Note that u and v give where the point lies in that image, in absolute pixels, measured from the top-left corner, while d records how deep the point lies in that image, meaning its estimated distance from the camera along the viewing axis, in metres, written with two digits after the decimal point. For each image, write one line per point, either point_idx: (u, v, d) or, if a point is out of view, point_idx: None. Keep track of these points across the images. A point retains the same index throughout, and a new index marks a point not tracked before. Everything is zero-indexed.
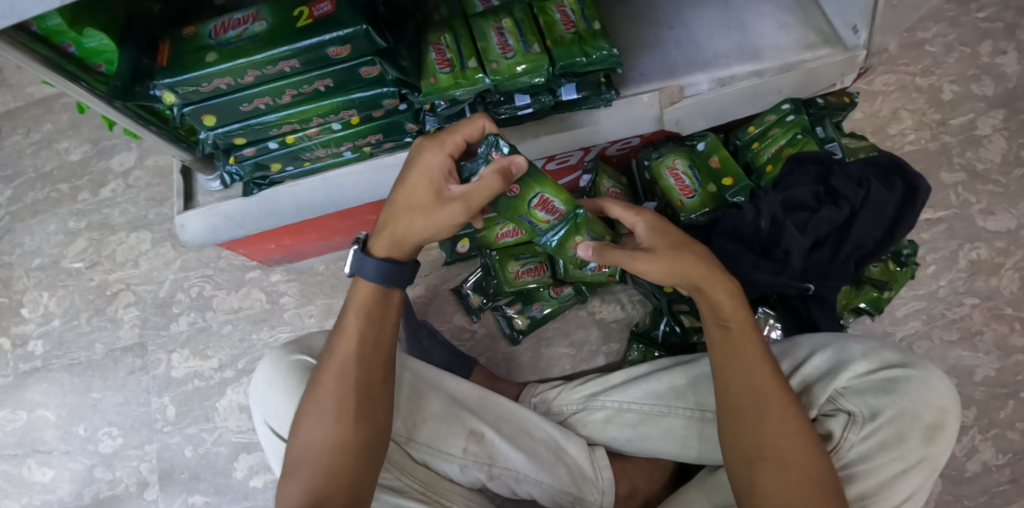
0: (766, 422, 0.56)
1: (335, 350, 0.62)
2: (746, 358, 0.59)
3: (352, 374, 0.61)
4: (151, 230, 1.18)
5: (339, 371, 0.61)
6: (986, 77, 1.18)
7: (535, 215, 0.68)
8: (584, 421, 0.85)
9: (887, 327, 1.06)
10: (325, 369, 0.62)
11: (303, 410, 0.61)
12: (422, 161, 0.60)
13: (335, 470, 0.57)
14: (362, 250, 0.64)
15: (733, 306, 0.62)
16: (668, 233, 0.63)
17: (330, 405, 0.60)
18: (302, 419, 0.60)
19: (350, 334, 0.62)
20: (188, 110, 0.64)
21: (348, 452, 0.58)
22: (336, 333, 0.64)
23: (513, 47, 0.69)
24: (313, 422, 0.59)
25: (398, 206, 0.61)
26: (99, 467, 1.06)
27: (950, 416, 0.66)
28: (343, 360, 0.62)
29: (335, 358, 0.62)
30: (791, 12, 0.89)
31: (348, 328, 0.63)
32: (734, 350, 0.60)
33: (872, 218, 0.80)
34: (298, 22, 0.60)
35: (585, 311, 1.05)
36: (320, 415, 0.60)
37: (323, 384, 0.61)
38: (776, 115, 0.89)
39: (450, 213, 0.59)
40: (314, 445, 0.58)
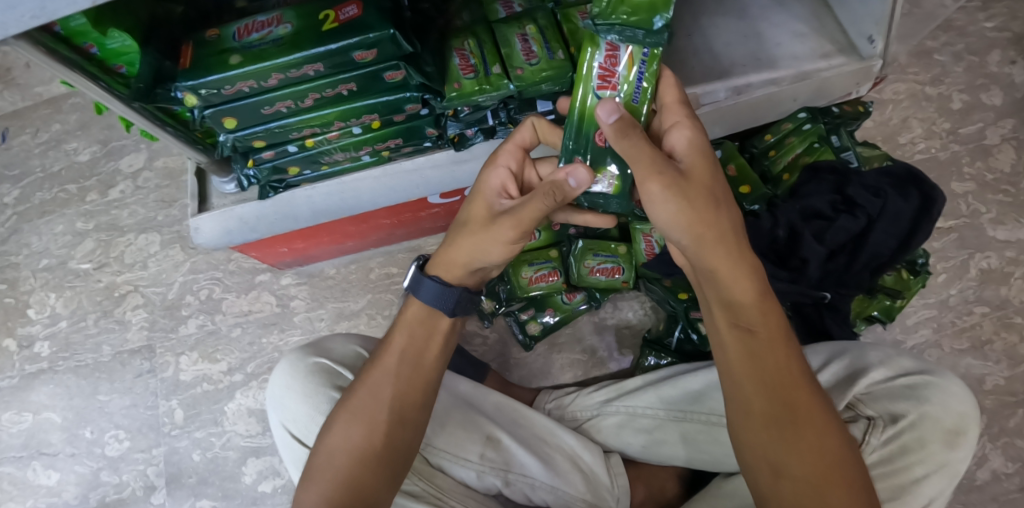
0: (794, 450, 0.50)
1: (376, 361, 0.63)
2: (759, 367, 0.53)
3: (388, 388, 0.61)
4: (160, 232, 1.18)
5: (376, 382, 0.61)
6: (995, 87, 1.18)
7: (628, 79, 0.56)
8: (599, 427, 0.85)
9: (898, 335, 1.06)
10: (363, 379, 0.62)
11: (335, 411, 0.61)
12: (486, 187, 0.62)
13: (350, 478, 0.56)
14: (420, 269, 0.65)
15: (743, 300, 0.54)
16: (707, 160, 0.54)
17: (360, 414, 0.60)
18: (332, 420, 0.60)
19: (393, 347, 0.62)
20: (209, 112, 0.64)
21: (368, 463, 0.57)
22: (381, 347, 0.64)
23: (537, 53, 0.69)
24: (340, 428, 0.59)
25: (460, 230, 0.62)
26: (105, 471, 1.05)
27: (971, 422, 0.66)
28: (384, 371, 0.62)
29: (374, 370, 0.62)
30: (806, 21, 0.89)
31: (392, 343, 0.63)
32: (754, 360, 0.53)
33: (888, 228, 0.79)
34: (323, 25, 0.60)
35: (597, 317, 1.05)
36: (348, 421, 0.59)
37: (358, 393, 0.61)
38: (793, 124, 0.91)
39: (498, 229, 0.58)
40: (336, 450, 0.58)
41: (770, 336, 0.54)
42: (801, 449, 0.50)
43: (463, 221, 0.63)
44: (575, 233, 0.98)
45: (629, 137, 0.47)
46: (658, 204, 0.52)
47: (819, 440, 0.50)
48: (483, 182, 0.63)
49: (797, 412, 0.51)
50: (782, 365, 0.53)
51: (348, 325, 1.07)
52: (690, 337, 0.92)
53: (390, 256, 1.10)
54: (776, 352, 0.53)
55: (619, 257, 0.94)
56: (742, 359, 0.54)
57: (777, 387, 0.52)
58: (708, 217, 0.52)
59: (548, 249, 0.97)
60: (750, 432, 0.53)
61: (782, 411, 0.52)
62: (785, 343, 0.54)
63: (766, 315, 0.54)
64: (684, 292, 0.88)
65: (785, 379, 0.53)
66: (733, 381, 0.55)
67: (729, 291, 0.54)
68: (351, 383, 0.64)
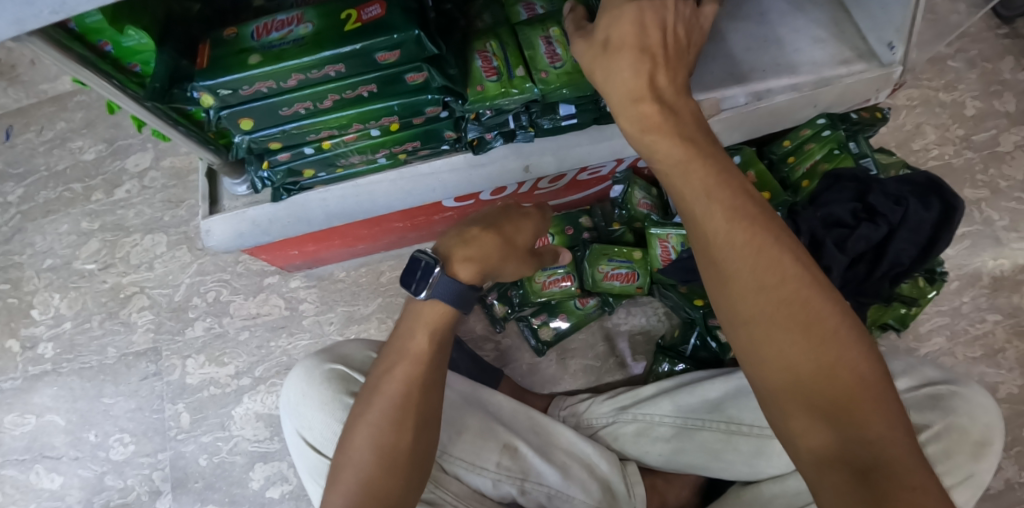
0: (765, 309, 0.43)
1: (392, 370, 0.60)
2: (728, 236, 0.44)
3: (414, 398, 0.58)
4: (167, 233, 1.16)
5: (397, 386, 0.59)
6: (1008, 94, 1.17)
7: None
8: (615, 435, 0.83)
9: (912, 343, 1.05)
10: (381, 390, 0.59)
11: (357, 416, 0.59)
12: (536, 221, 0.69)
13: (380, 489, 0.55)
14: (445, 269, 0.61)
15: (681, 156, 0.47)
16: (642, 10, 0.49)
17: (386, 425, 0.57)
18: (356, 428, 0.58)
19: (411, 352, 0.60)
20: (225, 113, 0.62)
21: (396, 473, 0.56)
22: (397, 354, 0.61)
23: (561, 56, 0.68)
24: (365, 442, 0.57)
25: (513, 236, 0.64)
26: (109, 475, 1.04)
27: (996, 434, 0.65)
28: (403, 376, 0.59)
29: (394, 379, 0.59)
30: (826, 27, 0.88)
31: (412, 350, 0.60)
32: (704, 216, 0.46)
33: (910, 236, 0.78)
34: (345, 25, 0.58)
35: (610, 322, 1.04)
36: (373, 430, 0.57)
37: (378, 404, 0.59)
38: (811, 130, 0.90)
39: (523, 266, 0.68)
40: (364, 458, 0.57)
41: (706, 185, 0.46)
42: (799, 323, 0.42)
43: (509, 234, 0.65)
44: (589, 239, 0.98)
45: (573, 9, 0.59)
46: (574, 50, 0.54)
47: (818, 316, 0.42)
48: (530, 219, 0.68)
49: (765, 267, 0.43)
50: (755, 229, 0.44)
51: (358, 329, 1.06)
52: (708, 345, 0.91)
53: (400, 260, 1.09)
54: (740, 215, 0.45)
55: (635, 263, 0.93)
56: (701, 223, 0.46)
57: (754, 247, 0.43)
58: (623, 66, 0.49)
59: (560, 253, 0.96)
60: (731, 308, 0.44)
61: (764, 289, 0.43)
62: (727, 190, 0.46)
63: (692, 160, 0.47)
64: (700, 299, 0.87)
65: (750, 240, 0.44)
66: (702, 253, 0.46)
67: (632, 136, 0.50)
68: (364, 391, 0.61)
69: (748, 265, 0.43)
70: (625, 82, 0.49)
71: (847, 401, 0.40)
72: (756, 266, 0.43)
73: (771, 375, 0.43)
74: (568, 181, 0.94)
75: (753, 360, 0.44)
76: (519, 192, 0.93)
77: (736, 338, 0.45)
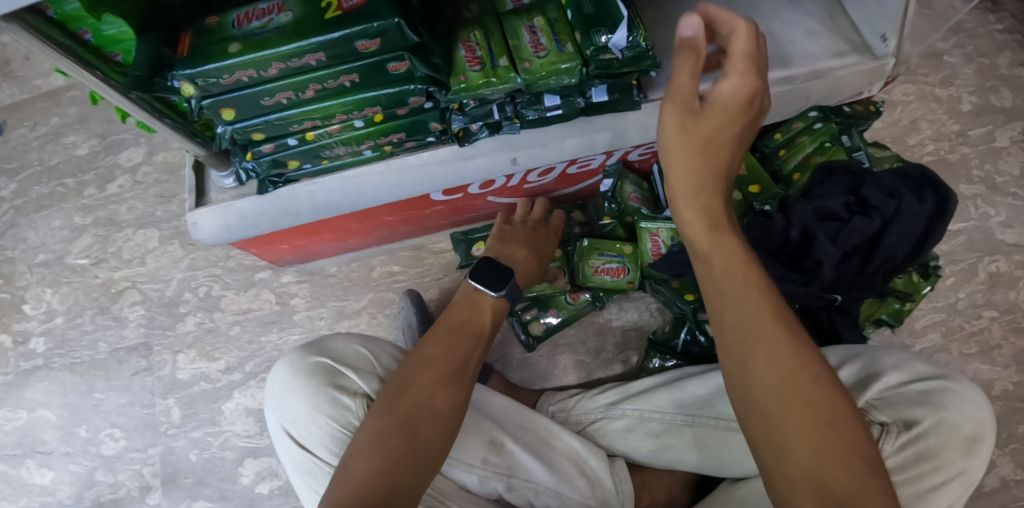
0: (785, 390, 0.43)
1: (450, 350, 0.64)
2: (762, 323, 0.44)
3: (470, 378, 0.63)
4: (158, 228, 1.16)
5: (451, 361, 0.63)
6: (1005, 89, 1.17)
7: None
8: (604, 431, 0.83)
9: (906, 339, 1.04)
10: (441, 363, 0.62)
11: (405, 376, 0.61)
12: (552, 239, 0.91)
13: (422, 456, 0.55)
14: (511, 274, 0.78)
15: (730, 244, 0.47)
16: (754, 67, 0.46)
17: (445, 395, 0.60)
18: (410, 392, 0.60)
19: (473, 338, 0.67)
20: (206, 103, 0.62)
21: (444, 440, 0.57)
22: (454, 338, 0.66)
23: (545, 46, 0.68)
24: (419, 409, 0.58)
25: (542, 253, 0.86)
26: (100, 470, 1.04)
27: (987, 431, 0.61)
28: (465, 356, 0.64)
29: (454, 356, 0.64)
30: (820, 20, 0.88)
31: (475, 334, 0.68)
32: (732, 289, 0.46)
33: (902, 230, 0.77)
34: (326, 13, 0.58)
35: (602, 317, 1.03)
36: (423, 391, 0.59)
37: (438, 374, 0.61)
38: (804, 123, 0.89)
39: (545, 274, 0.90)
40: (412, 411, 0.58)
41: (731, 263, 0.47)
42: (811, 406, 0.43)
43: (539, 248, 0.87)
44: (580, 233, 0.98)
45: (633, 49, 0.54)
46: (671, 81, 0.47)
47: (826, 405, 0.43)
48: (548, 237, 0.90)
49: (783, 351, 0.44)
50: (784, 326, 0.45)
51: (349, 324, 1.05)
52: (698, 339, 0.91)
53: (392, 255, 1.08)
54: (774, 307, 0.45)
55: (625, 257, 0.92)
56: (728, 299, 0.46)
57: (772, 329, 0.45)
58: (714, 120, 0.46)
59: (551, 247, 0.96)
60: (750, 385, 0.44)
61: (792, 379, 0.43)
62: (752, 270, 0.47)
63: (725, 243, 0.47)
64: (691, 293, 0.87)
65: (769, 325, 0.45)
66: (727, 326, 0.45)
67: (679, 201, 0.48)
68: (412, 361, 0.63)
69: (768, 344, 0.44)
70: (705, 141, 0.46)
71: (854, 492, 0.40)
72: (778, 348, 0.44)
73: (786, 460, 0.42)
74: (558, 175, 0.94)
75: (769, 451, 0.43)
76: (508, 184, 0.94)
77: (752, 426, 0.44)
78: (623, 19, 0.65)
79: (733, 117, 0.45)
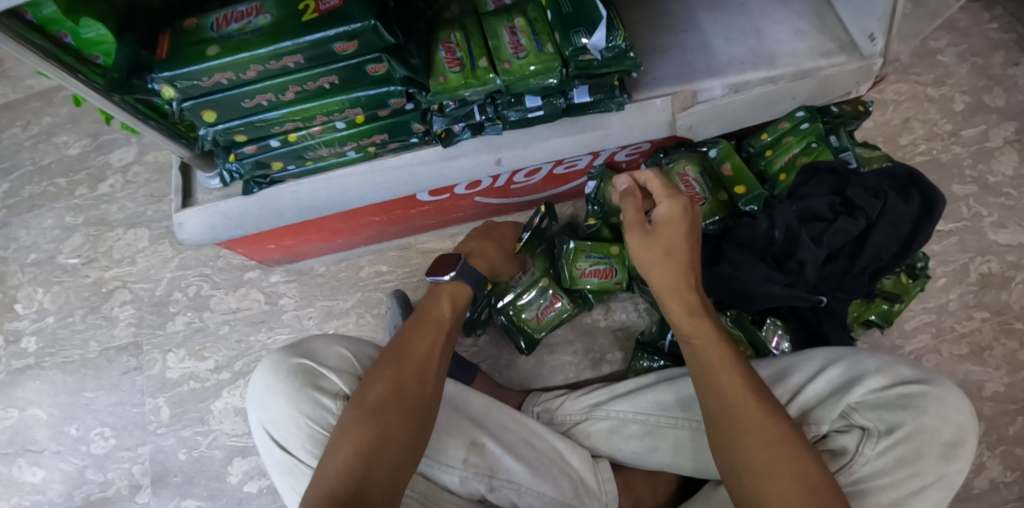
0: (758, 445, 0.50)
1: (417, 336, 0.66)
2: (724, 378, 0.55)
3: (438, 360, 0.64)
4: (149, 227, 1.16)
5: (420, 353, 0.64)
6: (998, 88, 1.16)
7: None
8: (588, 432, 0.83)
9: (896, 340, 1.04)
10: (410, 350, 0.64)
11: (374, 371, 0.61)
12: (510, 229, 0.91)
13: (397, 444, 0.56)
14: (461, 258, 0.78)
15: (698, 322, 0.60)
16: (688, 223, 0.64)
17: (414, 379, 0.61)
18: (375, 381, 0.60)
19: (441, 324, 0.69)
20: (187, 105, 0.62)
21: (417, 422, 0.58)
22: (423, 324, 0.68)
23: (525, 47, 0.68)
24: (388, 389, 0.59)
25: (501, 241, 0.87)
26: (90, 469, 1.04)
27: (969, 435, 0.61)
28: (433, 341, 0.66)
29: (421, 341, 0.65)
30: (808, 19, 0.87)
31: (438, 321, 0.69)
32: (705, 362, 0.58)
33: (889, 230, 0.77)
34: (303, 16, 0.58)
35: (589, 318, 1.03)
36: (393, 386, 0.60)
37: (405, 361, 0.62)
38: (790, 123, 0.87)
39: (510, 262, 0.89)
40: (385, 402, 0.58)
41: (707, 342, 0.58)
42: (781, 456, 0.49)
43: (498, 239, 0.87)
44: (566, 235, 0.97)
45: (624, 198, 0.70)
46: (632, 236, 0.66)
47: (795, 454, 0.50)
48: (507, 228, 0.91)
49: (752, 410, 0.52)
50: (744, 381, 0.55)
51: (337, 324, 1.05)
52: None
53: (381, 255, 1.08)
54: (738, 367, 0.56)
55: (612, 258, 0.92)
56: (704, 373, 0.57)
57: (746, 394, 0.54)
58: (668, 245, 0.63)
59: (537, 279, 0.95)
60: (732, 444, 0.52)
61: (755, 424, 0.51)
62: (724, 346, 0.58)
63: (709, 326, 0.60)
64: None
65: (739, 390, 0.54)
66: (706, 392, 0.56)
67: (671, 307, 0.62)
68: (382, 352, 0.64)
69: (740, 406, 0.53)
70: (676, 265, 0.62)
71: None
72: (750, 407, 0.53)
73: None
74: (544, 176, 0.94)
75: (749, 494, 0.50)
76: (494, 185, 0.94)
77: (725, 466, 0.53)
78: (601, 20, 0.65)
79: (677, 227, 0.63)
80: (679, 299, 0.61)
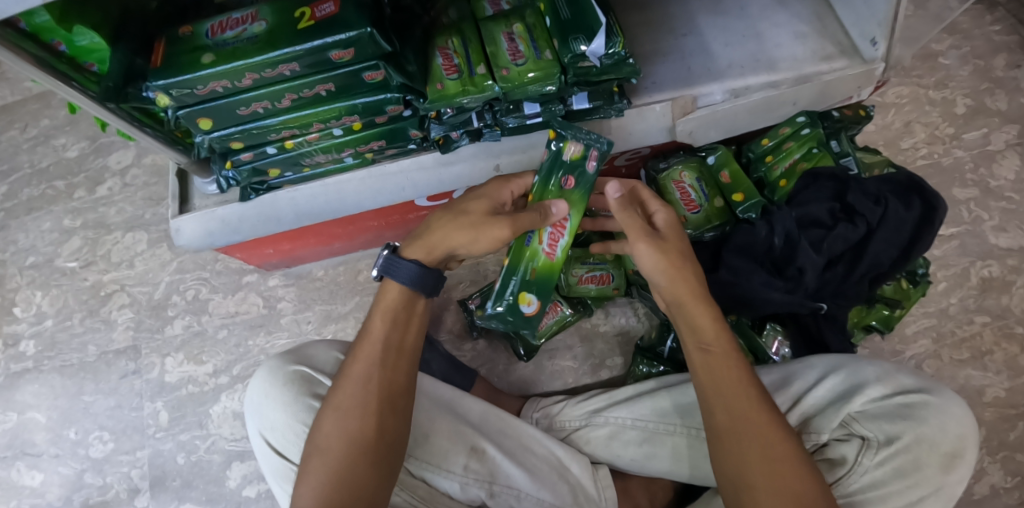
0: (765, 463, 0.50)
1: (354, 356, 0.61)
2: (735, 392, 0.55)
3: (376, 379, 0.60)
4: (147, 230, 1.16)
5: (356, 377, 0.60)
6: (1000, 91, 1.15)
7: None
8: (587, 438, 0.83)
9: (897, 345, 1.03)
10: (346, 376, 0.61)
11: (326, 403, 0.60)
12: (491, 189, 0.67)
13: (349, 478, 0.55)
14: (393, 254, 0.65)
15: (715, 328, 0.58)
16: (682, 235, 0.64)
17: (351, 409, 0.59)
18: (322, 417, 0.59)
19: (372, 338, 0.62)
20: (182, 113, 0.62)
21: (364, 450, 0.57)
22: (359, 340, 0.63)
23: (524, 53, 0.67)
24: (331, 425, 0.58)
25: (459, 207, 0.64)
26: (89, 472, 1.04)
27: (968, 446, 0.60)
28: (365, 361, 0.61)
29: (357, 362, 0.61)
30: (808, 22, 0.87)
31: (372, 332, 0.62)
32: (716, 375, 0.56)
33: (889, 236, 0.76)
34: (299, 23, 0.58)
35: (589, 322, 1.03)
36: (341, 418, 0.58)
37: (343, 390, 0.60)
38: (791, 128, 0.87)
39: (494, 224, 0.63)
40: (337, 436, 0.57)
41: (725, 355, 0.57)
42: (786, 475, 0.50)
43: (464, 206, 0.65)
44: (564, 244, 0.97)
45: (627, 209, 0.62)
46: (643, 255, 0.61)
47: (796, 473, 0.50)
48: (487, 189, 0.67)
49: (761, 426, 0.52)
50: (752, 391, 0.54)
51: (335, 328, 1.05)
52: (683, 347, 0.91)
53: None
54: (747, 378, 0.55)
55: (608, 264, 0.93)
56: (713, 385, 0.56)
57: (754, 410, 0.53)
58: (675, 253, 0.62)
59: None
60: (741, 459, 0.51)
61: (765, 438, 0.51)
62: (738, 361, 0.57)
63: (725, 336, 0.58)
64: None
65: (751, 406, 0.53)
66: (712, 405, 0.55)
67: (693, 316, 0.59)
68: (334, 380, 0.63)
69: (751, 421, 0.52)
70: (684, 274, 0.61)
71: None
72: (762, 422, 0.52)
73: None
74: None
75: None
76: None
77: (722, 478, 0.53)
78: (600, 28, 0.65)
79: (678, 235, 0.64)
80: (700, 307, 0.59)
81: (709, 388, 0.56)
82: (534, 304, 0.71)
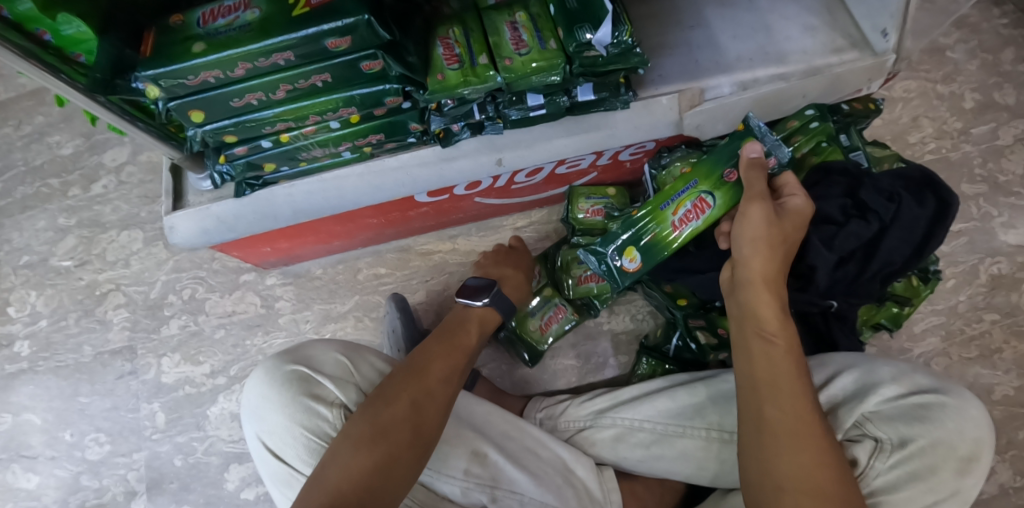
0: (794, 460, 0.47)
1: (433, 358, 0.65)
2: (782, 379, 0.52)
3: (448, 384, 0.63)
4: (143, 229, 1.14)
5: (433, 375, 0.62)
6: (1008, 86, 1.13)
7: None
8: (593, 439, 0.81)
9: (905, 343, 1.02)
10: (422, 368, 0.63)
11: (393, 383, 0.60)
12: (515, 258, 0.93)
13: (400, 461, 0.54)
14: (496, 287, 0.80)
15: (778, 320, 0.55)
16: (800, 223, 0.63)
17: (421, 396, 0.59)
18: (385, 397, 0.59)
19: (455, 349, 0.68)
20: (173, 104, 0.60)
21: (420, 442, 0.57)
22: (434, 347, 0.67)
23: (527, 43, 0.66)
24: (399, 405, 0.58)
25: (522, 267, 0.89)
26: (85, 475, 1.02)
27: (985, 451, 0.59)
28: (444, 365, 0.64)
29: (435, 362, 0.64)
30: (818, 14, 0.85)
31: (452, 349, 0.67)
32: (769, 362, 0.53)
33: (902, 235, 0.74)
34: (294, 10, 0.56)
35: (593, 321, 1.01)
36: (409, 401, 0.58)
37: (418, 379, 0.61)
38: (799, 122, 0.84)
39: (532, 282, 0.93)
40: (393, 417, 0.57)
41: (787, 346, 0.54)
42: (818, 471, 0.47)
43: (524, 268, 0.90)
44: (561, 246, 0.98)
45: (753, 167, 0.67)
46: (748, 218, 0.62)
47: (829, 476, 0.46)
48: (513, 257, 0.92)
49: (799, 422, 0.49)
50: (804, 388, 0.51)
51: (335, 328, 1.04)
52: (689, 346, 0.90)
53: (379, 256, 1.06)
54: (802, 375, 0.52)
55: (611, 198, 0.95)
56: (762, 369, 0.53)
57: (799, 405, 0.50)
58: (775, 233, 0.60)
59: (541, 288, 0.95)
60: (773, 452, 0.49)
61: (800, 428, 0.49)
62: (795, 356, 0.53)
63: (788, 330, 0.55)
64: (683, 299, 0.84)
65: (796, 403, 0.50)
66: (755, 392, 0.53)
67: (756, 302, 0.57)
68: (396, 368, 0.63)
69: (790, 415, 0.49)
70: (771, 257, 0.59)
71: None
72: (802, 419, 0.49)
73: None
74: (546, 175, 0.92)
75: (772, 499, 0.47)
76: (495, 186, 0.92)
77: (754, 472, 0.50)
78: (607, 15, 0.62)
79: (798, 222, 0.63)
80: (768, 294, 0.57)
81: (762, 379, 0.53)
82: (636, 262, 0.80)
